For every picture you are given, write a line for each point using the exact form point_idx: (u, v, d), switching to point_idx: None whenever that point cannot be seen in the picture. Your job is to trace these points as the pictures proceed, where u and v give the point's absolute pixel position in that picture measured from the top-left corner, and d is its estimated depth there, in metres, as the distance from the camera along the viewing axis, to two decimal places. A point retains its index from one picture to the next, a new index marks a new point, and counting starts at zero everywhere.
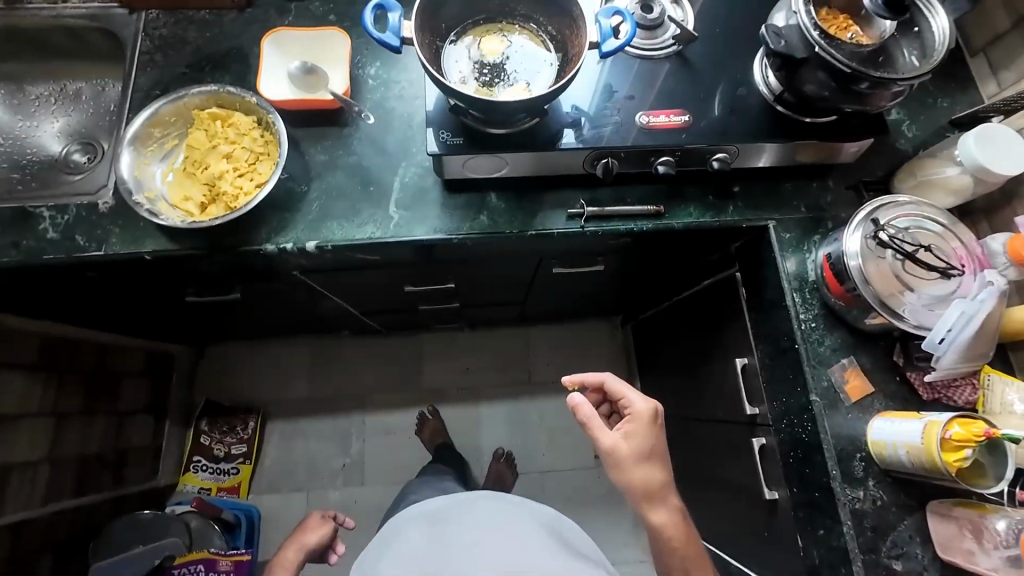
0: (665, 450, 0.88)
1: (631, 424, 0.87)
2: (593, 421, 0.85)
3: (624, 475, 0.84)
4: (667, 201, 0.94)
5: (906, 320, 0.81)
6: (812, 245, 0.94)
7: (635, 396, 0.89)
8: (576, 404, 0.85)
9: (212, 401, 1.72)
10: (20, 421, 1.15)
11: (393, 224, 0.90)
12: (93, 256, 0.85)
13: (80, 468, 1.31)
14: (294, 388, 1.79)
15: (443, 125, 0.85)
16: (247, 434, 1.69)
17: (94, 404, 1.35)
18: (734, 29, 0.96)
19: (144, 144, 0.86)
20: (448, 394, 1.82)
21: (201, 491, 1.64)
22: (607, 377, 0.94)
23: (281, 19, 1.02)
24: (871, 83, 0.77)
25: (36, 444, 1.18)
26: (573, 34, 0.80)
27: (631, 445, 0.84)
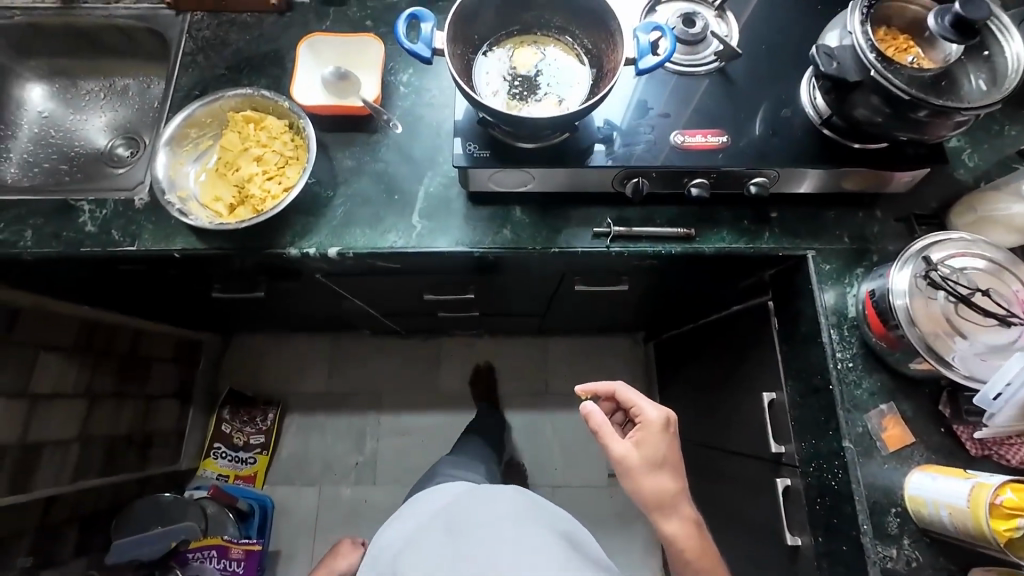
0: (677, 459, 0.85)
1: (643, 432, 0.84)
2: (604, 430, 0.82)
3: (637, 486, 0.81)
4: (699, 224, 0.90)
5: (956, 369, 0.74)
6: (854, 278, 0.88)
7: (647, 404, 0.87)
8: (591, 412, 0.82)
9: (235, 390, 1.76)
10: (55, 401, 1.20)
11: (415, 234, 0.89)
12: (127, 250, 0.87)
13: (108, 449, 1.36)
14: (313, 381, 1.82)
15: (471, 137, 0.83)
16: (266, 424, 1.73)
17: (125, 388, 1.40)
18: (782, 45, 0.91)
19: (180, 144, 0.88)
20: (464, 399, 1.81)
21: (219, 478, 1.68)
22: (617, 387, 0.92)
23: (319, 24, 1.03)
24: (930, 112, 0.71)
25: (68, 424, 1.23)
26: (609, 49, 0.77)
27: (643, 453, 0.82)
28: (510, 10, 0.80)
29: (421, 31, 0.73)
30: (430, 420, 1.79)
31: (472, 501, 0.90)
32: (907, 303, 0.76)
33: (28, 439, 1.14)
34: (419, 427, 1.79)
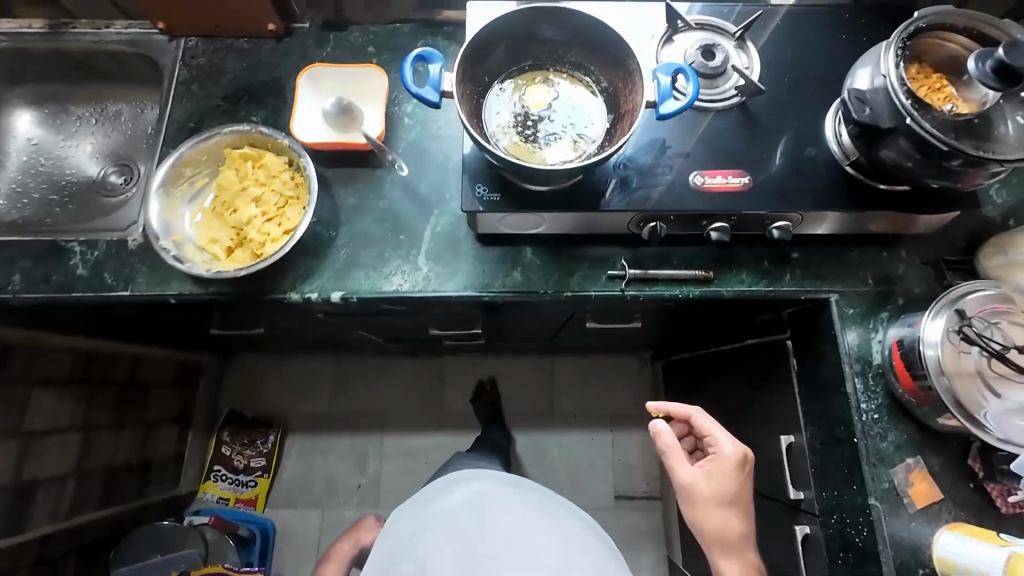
0: (745, 495, 0.88)
1: (715, 465, 0.87)
2: (674, 453, 0.88)
3: (698, 514, 0.86)
4: (718, 266, 0.87)
5: (989, 431, 0.70)
6: (879, 323, 0.85)
7: (724, 438, 0.88)
8: (659, 432, 0.88)
9: (235, 411, 1.73)
10: (49, 437, 1.17)
11: (421, 277, 0.86)
12: (120, 295, 0.84)
13: (106, 480, 1.33)
14: (315, 401, 1.79)
15: (479, 177, 0.79)
16: (267, 448, 1.70)
17: (123, 416, 1.37)
18: (805, 77, 0.87)
19: (175, 184, 0.84)
20: (468, 419, 1.78)
21: (219, 501, 1.65)
22: (694, 412, 0.92)
23: (320, 51, 0.98)
24: (965, 161, 0.67)
25: (63, 460, 1.20)
26: (628, 89, 0.73)
27: (712, 486, 0.86)
28: (522, 45, 0.76)
29: (428, 73, 0.69)
30: (434, 441, 1.76)
31: (498, 493, 1.05)
32: (938, 354, 0.73)
33: (24, 477, 1.11)
34: (423, 448, 1.76)
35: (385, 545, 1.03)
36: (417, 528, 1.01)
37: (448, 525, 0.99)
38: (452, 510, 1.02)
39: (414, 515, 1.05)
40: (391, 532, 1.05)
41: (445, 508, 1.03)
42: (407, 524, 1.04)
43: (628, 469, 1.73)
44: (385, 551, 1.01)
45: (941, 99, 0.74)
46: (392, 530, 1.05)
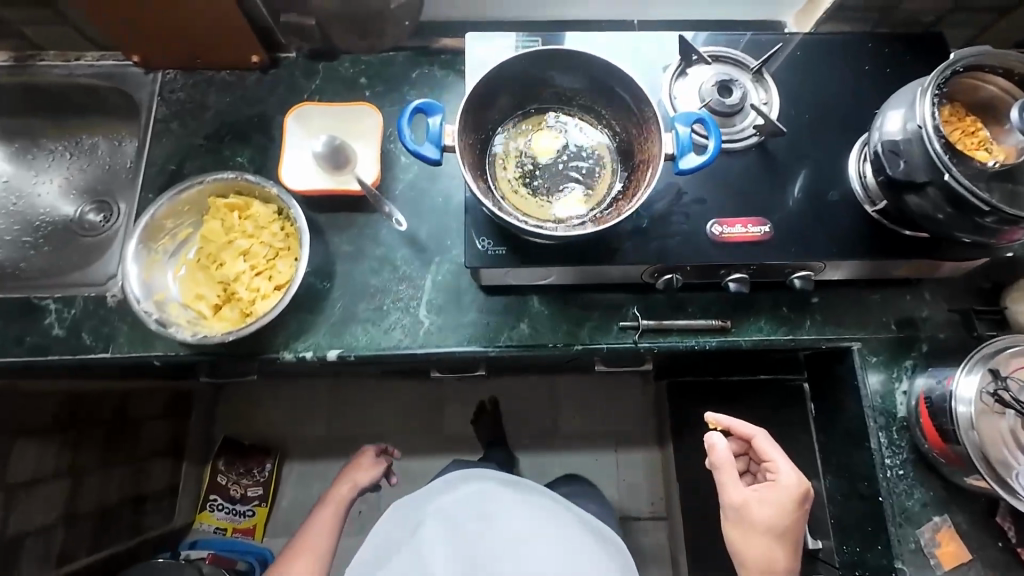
0: (797, 532, 0.81)
1: (770, 491, 0.80)
2: (725, 467, 0.80)
3: (742, 534, 0.80)
4: (736, 313, 0.82)
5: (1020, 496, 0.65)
6: (903, 373, 0.81)
7: (786, 467, 0.80)
8: (713, 446, 0.81)
9: (231, 439, 1.63)
10: (35, 487, 1.11)
11: (422, 331, 0.81)
12: (99, 358, 0.78)
13: (98, 523, 1.27)
14: (310, 426, 1.69)
15: (483, 229, 0.74)
16: (263, 477, 1.60)
17: (112, 455, 1.31)
18: (827, 113, 0.82)
19: (155, 238, 0.79)
20: (469, 442, 1.69)
21: (216, 531, 1.55)
22: (756, 435, 0.84)
23: (308, 83, 0.91)
24: (999, 219, 0.63)
25: (51, 507, 1.14)
26: (643, 136, 0.68)
27: (763, 512, 0.79)
28: (528, 89, 0.71)
29: (428, 125, 0.63)
30: (431, 465, 1.67)
31: (498, 492, 1.07)
32: (971, 412, 0.69)
33: (9, 532, 1.04)
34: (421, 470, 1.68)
35: (386, 530, 1.07)
36: (416, 522, 1.04)
37: (446, 523, 1.02)
38: (452, 507, 1.04)
39: (414, 509, 1.07)
40: (391, 519, 1.08)
41: (446, 505, 1.05)
42: (407, 516, 1.07)
43: (632, 490, 1.64)
44: (385, 538, 1.06)
45: (975, 143, 0.69)
46: (392, 518, 1.08)
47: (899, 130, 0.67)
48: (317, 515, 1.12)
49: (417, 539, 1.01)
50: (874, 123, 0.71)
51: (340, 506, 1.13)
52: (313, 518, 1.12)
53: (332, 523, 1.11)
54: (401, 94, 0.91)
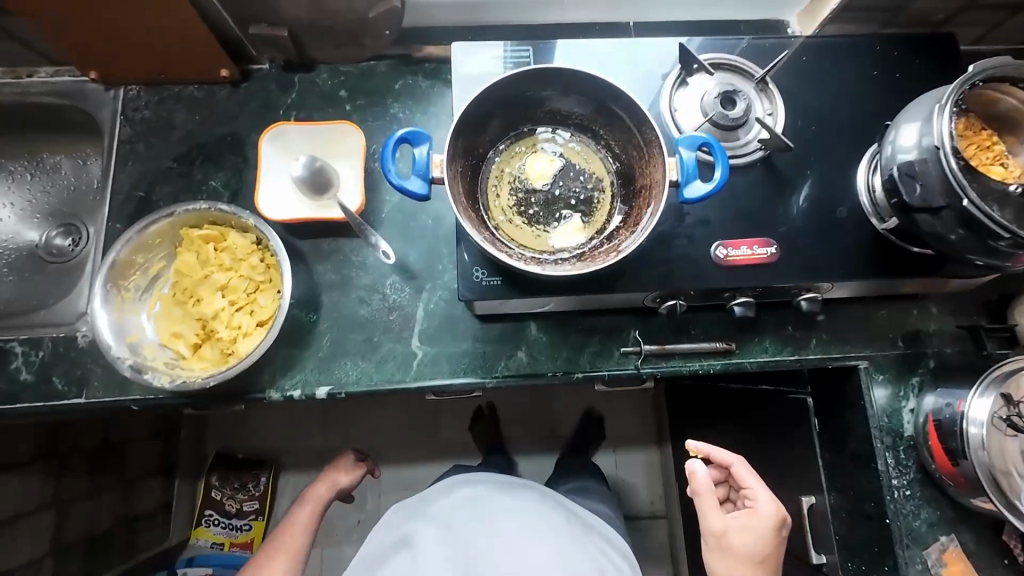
0: (777, 560, 0.79)
1: (750, 518, 0.78)
2: (704, 495, 0.80)
3: (725, 564, 0.78)
4: (740, 333, 0.79)
5: None
6: (911, 390, 0.79)
7: (764, 495, 0.80)
8: (693, 473, 0.80)
9: (224, 452, 1.48)
10: (18, 522, 1.04)
11: (415, 363, 0.77)
12: (72, 404, 0.74)
13: (87, 550, 1.20)
14: (304, 436, 1.53)
15: (477, 259, 0.70)
16: (260, 490, 1.45)
17: (98, 480, 1.23)
18: (833, 124, 0.78)
19: (125, 275, 0.73)
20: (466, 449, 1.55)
21: (212, 547, 1.40)
22: (736, 462, 0.84)
23: (284, 97, 0.86)
24: (1013, 243, 0.59)
25: (36, 541, 1.08)
26: (644, 159, 0.64)
27: (744, 540, 0.77)
28: (520, 111, 0.67)
29: (414, 155, 0.61)
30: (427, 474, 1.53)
31: (493, 495, 0.95)
32: (983, 433, 0.67)
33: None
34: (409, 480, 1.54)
35: (374, 551, 0.92)
36: (405, 534, 0.91)
37: (438, 527, 0.89)
38: (445, 510, 0.92)
39: (404, 522, 0.95)
40: (380, 538, 0.95)
41: (438, 509, 0.93)
42: (396, 531, 0.94)
43: (629, 492, 1.51)
44: (372, 559, 0.91)
45: (991, 158, 0.66)
46: (381, 535, 0.96)
47: (913, 145, 0.63)
48: (294, 516, 0.99)
49: (407, 550, 0.88)
50: (886, 136, 0.68)
51: (319, 506, 1.01)
52: (290, 519, 0.98)
53: (309, 524, 0.97)
54: (384, 107, 0.85)
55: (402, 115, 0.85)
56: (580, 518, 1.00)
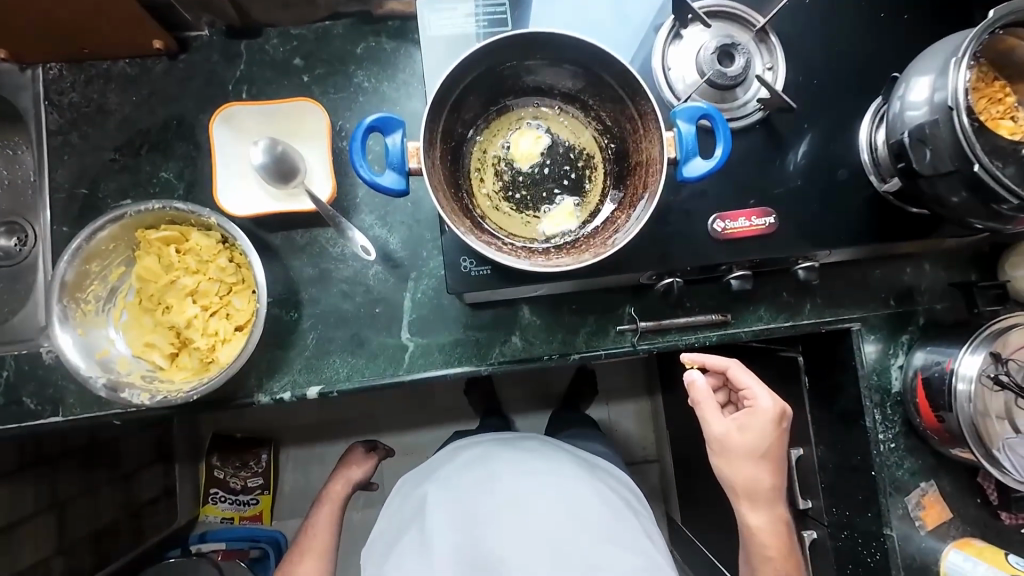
0: (781, 453, 0.78)
1: (750, 418, 0.76)
2: (703, 402, 0.77)
3: (727, 465, 0.77)
4: (736, 303, 0.77)
5: (1005, 469, 0.67)
6: (900, 348, 0.80)
7: (763, 393, 0.76)
8: (692, 382, 0.77)
9: (221, 434, 1.43)
10: (18, 528, 0.98)
11: (406, 356, 0.74)
12: (49, 423, 0.71)
13: (96, 544, 1.15)
14: (298, 411, 1.45)
15: (464, 248, 0.66)
16: (262, 467, 1.41)
17: (95, 475, 1.16)
18: (835, 75, 0.73)
19: (81, 288, 0.68)
20: (465, 410, 1.47)
21: (224, 522, 1.41)
22: (731, 366, 0.78)
23: (231, 70, 0.76)
24: (1018, 206, 0.56)
25: (40, 543, 1.02)
26: (638, 132, 0.60)
27: (745, 439, 0.76)
28: (501, 84, 0.62)
29: (387, 145, 0.58)
30: (431, 440, 1.45)
31: (498, 452, 0.88)
32: (971, 389, 0.68)
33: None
34: (403, 446, 1.45)
35: (387, 524, 0.88)
36: (416, 502, 0.86)
37: (446, 493, 0.83)
38: (452, 474, 0.86)
39: (415, 488, 0.90)
40: (394, 507, 0.91)
41: (445, 475, 0.87)
42: (407, 499, 0.89)
43: (622, 440, 1.50)
44: (387, 529, 0.88)
45: (1001, 111, 0.63)
46: (394, 505, 0.91)
47: (924, 101, 0.59)
48: (314, 518, 0.97)
49: (418, 521, 0.82)
50: (895, 90, 0.63)
51: (337, 505, 1.00)
52: (311, 521, 0.97)
53: (331, 523, 0.96)
54: (346, 76, 0.77)
55: (367, 85, 0.77)
56: (585, 458, 0.95)
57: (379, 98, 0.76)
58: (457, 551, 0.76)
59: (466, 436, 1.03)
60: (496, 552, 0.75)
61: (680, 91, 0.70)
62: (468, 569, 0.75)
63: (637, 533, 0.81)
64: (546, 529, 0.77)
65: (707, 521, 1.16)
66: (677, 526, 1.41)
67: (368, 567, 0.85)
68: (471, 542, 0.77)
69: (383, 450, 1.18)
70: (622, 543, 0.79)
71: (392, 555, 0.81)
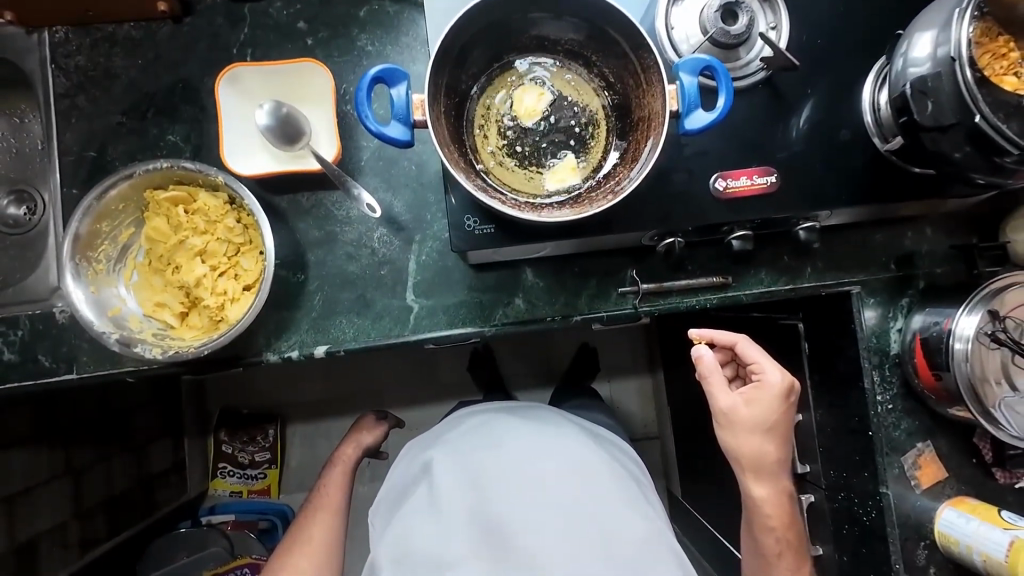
0: (787, 426, 0.79)
1: (757, 392, 0.77)
2: (712, 377, 0.78)
3: (734, 439, 0.78)
4: (736, 265, 0.78)
5: (999, 423, 0.68)
6: (899, 311, 0.81)
7: (771, 366, 0.78)
8: (698, 357, 0.78)
9: (229, 409, 1.45)
10: (31, 495, 0.99)
11: (412, 317, 0.75)
12: (64, 380, 0.72)
13: (111, 510, 1.17)
14: (303, 385, 1.47)
15: (468, 207, 0.67)
16: (269, 442, 1.42)
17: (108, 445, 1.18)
18: (838, 36, 0.73)
19: (93, 247, 0.69)
20: (467, 386, 1.49)
21: (233, 494, 1.43)
22: (740, 341, 0.80)
23: (235, 33, 0.76)
24: (1021, 158, 0.57)
25: (56, 509, 1.04)
26: (642, 88, 0.61)
27: (751, 413, 0.77)
28: (504, 39, 0.63)
29: (392, 97, 0.58)
30: (434, 415, 1.47)
31: (504, 422, 0.90)
32: (967, 348, 0.69)
33: (19, 539, 0.96)
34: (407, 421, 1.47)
35: (394, 486, 0.91)
36: (421, 464, 0.88)
37: (451, 455, 0.85)
38: (458, 438, 0.89)
39: (420, 452, 0.92)
40: (399, 469, 0.93)
41: (449, 440, 0.89)
42: (413, 460, 0.91)
43: (624, 416, 1.52)
44: (394, 489, 0.90)
45: (1005, 67, 0.63)
46: (400, 467, 0.94)
47: (928, 57, 0.58)
48: (325, 480, 1.00)
49: (424, 480, 0.84)
50: (899, 47, 0.63)
51: (348, 465, 1.02)
52: (323, 482, 1.00)
53: (343, 482, 0.99)
54: (349, 39, 0.77)
55: (371, 48, 0.77)
56: (590, 429, 0.96)
57: (383, 61, 0.77)
58: (465, 509, 0.78)
59: (470, 406, 1.06)
60: (505, 518, 0.76)
61: (684, 50, 0.70)
62: (475, 527, 0.76)
63: (637, 497, 0.83)
64: (550, 490, 0.79)
65: (707, 492, 1.18)
66: (677, 501, 1.43)
67: (376, 527, 0.87)
68: (480, 508, 0.77)
69: (393, 420, 1.19)
70: (627, 508, 0.80)
71: (398, 514, 0.83)
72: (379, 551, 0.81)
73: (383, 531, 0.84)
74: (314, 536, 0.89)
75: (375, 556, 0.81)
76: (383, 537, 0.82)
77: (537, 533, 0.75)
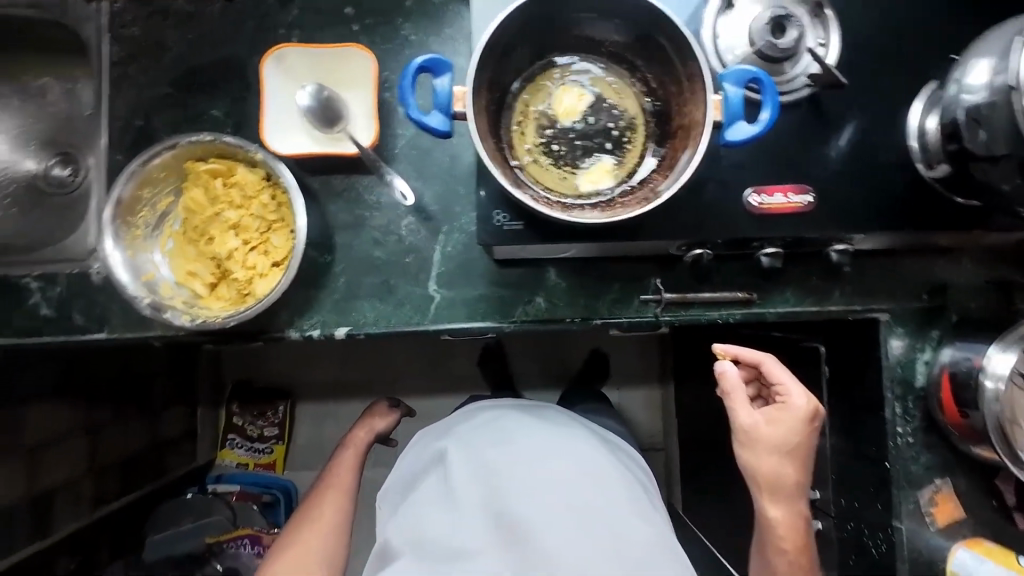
0: (809, 449, 0.78)
1: (781, 412, 0.76)
2: (735, 393, 0.76)
3: (753, 458, 0.76)
4: (763, 282, 0.77)
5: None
6: (928, 343, 0.78)
7: (798, 389, 0.76)
8: (722, 372, 0.77)
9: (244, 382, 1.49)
10: (51, 447, 1.03)
11: (433, 306, 0.76)
12: (95, 339, 0.75)
13: (124, 469, 1.21)
14: (317, 365, 1.49)
15: (497, 202, 0.67)
16: (279, 417, 1.45)
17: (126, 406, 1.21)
18: (889, 56, 0.71)
19: (133, 213, 0.71)
20: (477, 381, 1.49)
21: (239, 466, 1.46)
22: (766, 360, 0.79)
23: (284, 14, 0.78)
24: None
25: (74, 463, 1.08)
26: (684, 95, 0.60)
27: (773, 433, 0.75)
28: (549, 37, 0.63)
29: (435, 87, 0.59)
30: (442, 407, 1.48)
31: (516, 419, 0.90)
32: (999, 387, 0.66)
33: (37, 488, 1.00)
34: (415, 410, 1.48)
35: (404, 473, 0.92)
36: (433, 453, 0.89)
37: (462, 446, 0.86)
38: (470, 431, 0.89)
39: (432, 441, 0.93)
40: (410, 457, 0.95)
41: (462, 432, 0.90)
42: (425, 449, 0.92)
43: (631, 425, 1.51)
44: (404, 475, 0.92)
45: None
46: (411, 455, 0.95)
47: (984, 85, 0.57)
48: (336, 460, 1.01)
49: (435, 468, 0.85)
50: (954, 73, 0.61)
51: (361, 448, 1.04)
52: (334, 462, 1.01)
53: (354, 463, 1.00)
54: (394, 28, 0.78)
55: (414, 38, 0.78)
56: (600, 433, 0.96)
57: (425, 51, 0.77)
58: (475, 501, 0.79)
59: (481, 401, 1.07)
60: (514, 512, 0.76)
61: (728, 61, 0.70)
62: (484, 519, 0.77)
63: (647, 503, 0.83)
64: (559, 489, 0.79)
65: (711, 509, 1.17)
66: (679, 516, 1.41)
67: (384, 512, 0.88)
68: (490, 502, 0.78)
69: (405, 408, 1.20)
70: (636, 513, 0.80)
71: (408, 501, 0.84)
72: (388, 534, 0.82)
73: (392, 515, 0.85)
74: (324, 514, 0.90)
75: (383, 540, 0.82)
76: (393, 522, 0.83)
77: (546, 529, 0.75)
